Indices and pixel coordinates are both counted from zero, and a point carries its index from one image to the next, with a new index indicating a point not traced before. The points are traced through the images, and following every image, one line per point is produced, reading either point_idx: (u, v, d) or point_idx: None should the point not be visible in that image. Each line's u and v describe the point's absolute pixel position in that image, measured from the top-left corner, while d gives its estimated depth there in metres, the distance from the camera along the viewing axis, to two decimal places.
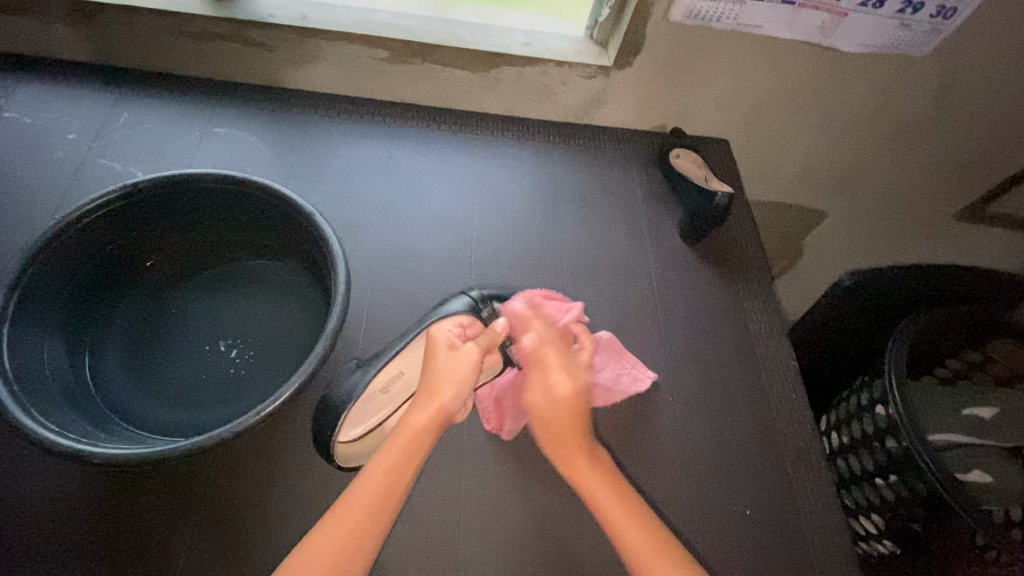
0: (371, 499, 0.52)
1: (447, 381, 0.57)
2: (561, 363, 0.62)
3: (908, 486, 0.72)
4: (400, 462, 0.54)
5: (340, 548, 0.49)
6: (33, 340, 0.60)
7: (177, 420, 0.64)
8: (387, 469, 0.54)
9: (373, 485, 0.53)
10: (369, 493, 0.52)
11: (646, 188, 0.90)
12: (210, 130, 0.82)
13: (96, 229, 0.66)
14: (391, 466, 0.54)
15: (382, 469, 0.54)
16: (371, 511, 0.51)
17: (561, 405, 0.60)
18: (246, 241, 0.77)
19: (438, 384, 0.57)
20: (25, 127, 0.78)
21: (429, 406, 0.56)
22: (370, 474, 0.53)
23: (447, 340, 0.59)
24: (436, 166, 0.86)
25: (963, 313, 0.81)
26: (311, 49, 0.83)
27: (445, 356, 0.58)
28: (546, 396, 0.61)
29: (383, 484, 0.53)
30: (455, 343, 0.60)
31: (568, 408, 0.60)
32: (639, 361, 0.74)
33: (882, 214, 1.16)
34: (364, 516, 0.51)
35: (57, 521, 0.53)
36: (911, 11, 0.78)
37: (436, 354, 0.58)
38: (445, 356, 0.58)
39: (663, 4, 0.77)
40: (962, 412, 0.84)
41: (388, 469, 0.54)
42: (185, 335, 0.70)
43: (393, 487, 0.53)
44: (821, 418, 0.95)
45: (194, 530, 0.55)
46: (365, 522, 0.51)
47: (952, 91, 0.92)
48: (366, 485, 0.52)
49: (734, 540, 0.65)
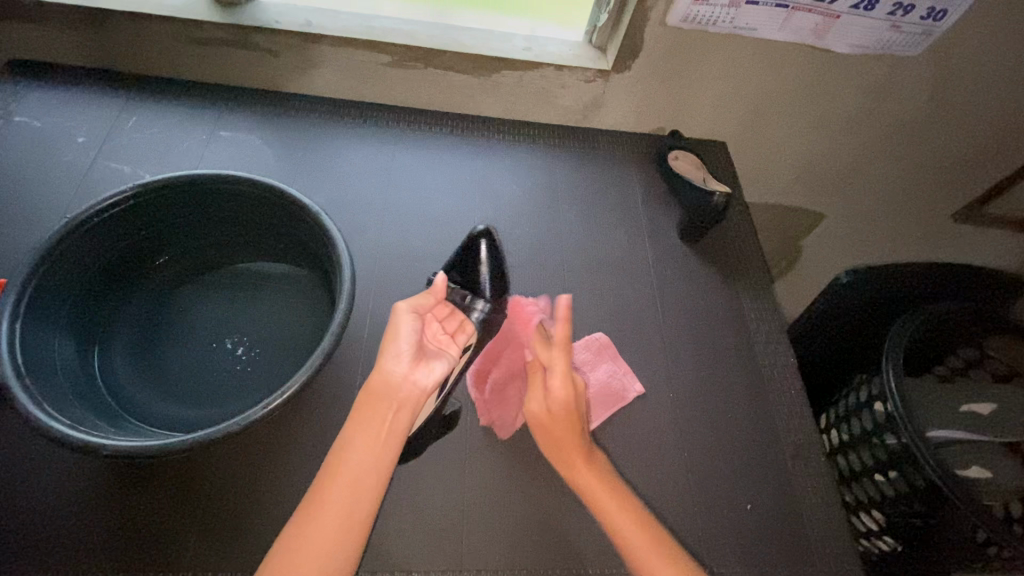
0: (349, 492, 0.52)
1: (400, 348, 0.57)
2: (563, 373, 0.61)
3: (908, 480, 0.73)
4: (367, 446, 0.54)
5: (325, 546, 0.49)
6: (44, 336, 0.61)
7: (185, 417, 0.65)
8: (357, 461, 0.53)
9: (343, 482, 0.52)
10: (345, 486, 0.52)
11: (646, 189, 0.91)
12: (216, 133, 0.84)
13: (106, 227, 0.67)
14: (358, 459, 0.53)
15: (352, 460, 0.53)
16: (349, 504, 0.51)
17: (555, 419, 0.60)
18: (252, 242, 0.78)
19: (397, 351, 0.57)
20: (34, 131, 0.79)
21: (387, 389, 0.56)
22: (338, 468, 0.53)
23: (412, 303, 0.58)
24: (437, 168, 0.87)
25: (960, 310, 0.83)
26: (315, 54, 0.84)
27: (410, 322, 0.58)
28: (545, 407, 0.61)
29: (356, 476, 0.53)
30: (423, 310, 0.59)
31: (558, 423, 0.60)
32: (630, 371, 0.74)
33: (880, 215, 1.18)
34: (341, 511, 0.51)
35: (65, 515, 0.54)
36: (902, 12, 0.79)
37: (398, 323, 0.58)
38: (411, 323, 0.58)
39: (660, 8, 0.78)
40: (959, 408, 0.84)
41: (358, 460, 0.53)
42: (192, 334, 0.72)
43: (367, 475, 0.53)
44: (821, 417, 0.95)
45: (200, 523, 0.56)
46: (341, 513, 0.51)
47: (945, 93, 0.93)
48: (339, 480, 0.52)
49: (734, 533, 0.65)
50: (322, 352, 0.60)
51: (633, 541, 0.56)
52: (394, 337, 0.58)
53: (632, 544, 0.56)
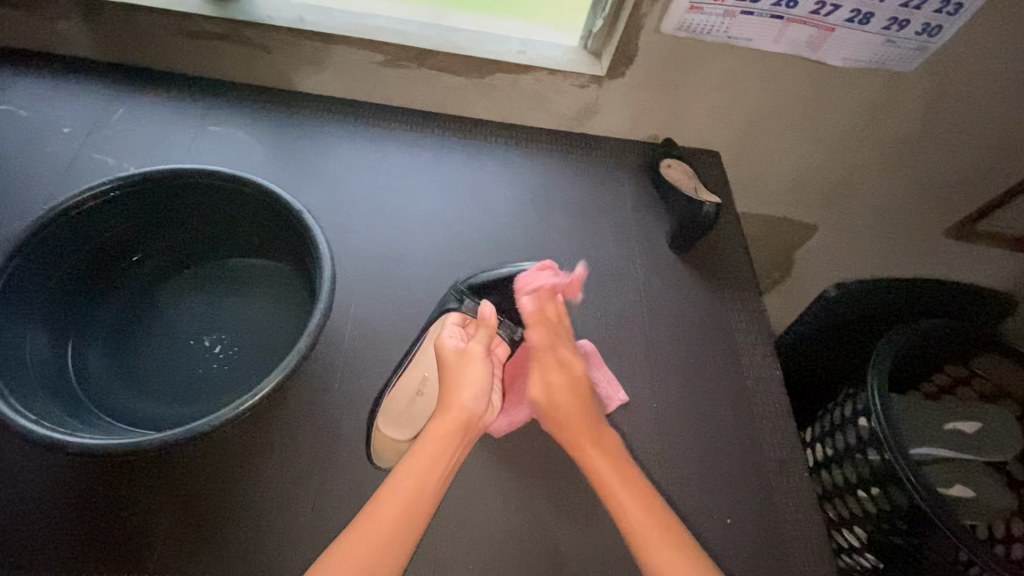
0: (403, 505, 0.52)
1: (468, 376, 0.61)
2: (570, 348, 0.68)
3: (890, 497, 0.72)
4: (432, 467, 0.55)
5: (378, 546, 0.49)
6: (18, 329, 0.60)
7: (163, 415, 0.64)
8: (414, 478, 0.54)
9: (402, 492, 0.53)
10: (400, 500, 0.52)
11: (637, 197, 0.91)
12: (204, 127, 0.83)
13: (85, 220, 0.66)
14: (417, 475, 0.54)
15: (409, 476, 0.54)
16: (403, 516, 0.51)
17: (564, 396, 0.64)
18: (236, 239, 0.77)
19: (454, 381, 0.61)
20: (20, 119, 0.79)
21: (455, 414, 0.59)
22: (399, 481, 0.54)
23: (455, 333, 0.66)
24: (427, 170, 0.86)
25: (949, 327, 0.82)
26: (307, 51, 0.84)
27: (476, 354, 0.63)
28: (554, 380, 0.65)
29: (414, 494, 0.53)
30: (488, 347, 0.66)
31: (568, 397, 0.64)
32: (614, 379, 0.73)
33: (873, 230, 1.18)
34: (394, 521, 0.51)
35: (31, 510, 0.53)
36: (897, 28, 0.79)
37: (460, 354, 0.63)
38: (480, 359, 0.63)
39: (655, 15, 0.78)
40: (945, 426, 0.83)
41: (419, 477, 0.54)
42: (170, 330, 0.71)
43: (424, 494, 0.53)
44: (807, 429, 0.95)
45: (170, 522, 0.55)
46: (394, 523, 0.51)
47: (939, 109, 0.93)
48: (397, 490, 0.53)
49: (713, 545, 0.65)
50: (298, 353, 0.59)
51: (632, 515, 0.56)
52: (458, 362, 0.63)
53: (627, 509, 0.56)
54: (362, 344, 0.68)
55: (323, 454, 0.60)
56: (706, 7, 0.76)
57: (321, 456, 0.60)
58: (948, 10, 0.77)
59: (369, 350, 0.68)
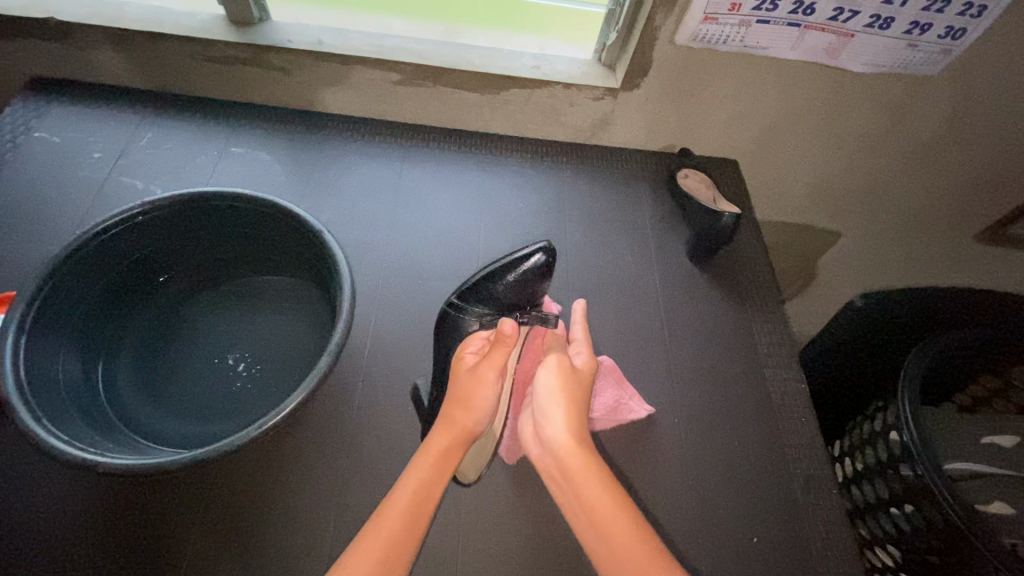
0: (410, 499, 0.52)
1: (491, 392, 0.60)
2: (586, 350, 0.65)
3: (924, 515, 0.69)
4: (432, 471, 0.55)
5: (392, 536, 0.49)
6: (50, 353, 0.62)
7: (189, 432, 0.66)
8: (430, 471, 0.54)
9: (412, 488, 0.53)
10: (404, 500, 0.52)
11: (655, 208, 0.90)
12: (228, 149, 0.85)
13: (112, 245, 0.68)
14: (426, 478, 0.54)
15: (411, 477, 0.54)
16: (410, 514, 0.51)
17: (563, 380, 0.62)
18: (257, 259, 0.79)
19: (473, 405, 0.60)
20: (53, 145, 0.82)
21: (454, 425, 0.58)
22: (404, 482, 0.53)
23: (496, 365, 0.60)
24: (443, 185, 0.87)
25: (980, 337, 0.79)
26: (325, 73, 0.85)
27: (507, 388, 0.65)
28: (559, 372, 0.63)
29: (423, 488, 0.53)
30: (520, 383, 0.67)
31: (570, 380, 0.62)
32: (638, 394, 0.71)
33: (898, 234, 1.15)
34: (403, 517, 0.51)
35: (61, 528, 0.54)
36: (919, 31, 0.77)
37: (482, 375, 0.60)
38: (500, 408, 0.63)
39: (670, 27, 0.77)
40: (982, 440, 0.82)
41: (426, 479, 0.54)
42: (197, 350, 0.73)
43: (428, 495, 0.53)
44: (835, 444, 0.92)
45: (193, 540, 0.55)
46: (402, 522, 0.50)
47: (966, 112, 0.90)
48: (402, 493, 0.52)
49: (738, 565, 0.63)
50: (317, 374, 0.59)
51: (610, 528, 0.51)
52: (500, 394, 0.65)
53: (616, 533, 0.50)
54: (382, 360, 0.69)
55: (345, 472, 0.61)
56: (721, 17, 0.75)
57: (342, 474, 0.60)
58: (972, 12, 0.75)
59: (387, 367, 0.68)
